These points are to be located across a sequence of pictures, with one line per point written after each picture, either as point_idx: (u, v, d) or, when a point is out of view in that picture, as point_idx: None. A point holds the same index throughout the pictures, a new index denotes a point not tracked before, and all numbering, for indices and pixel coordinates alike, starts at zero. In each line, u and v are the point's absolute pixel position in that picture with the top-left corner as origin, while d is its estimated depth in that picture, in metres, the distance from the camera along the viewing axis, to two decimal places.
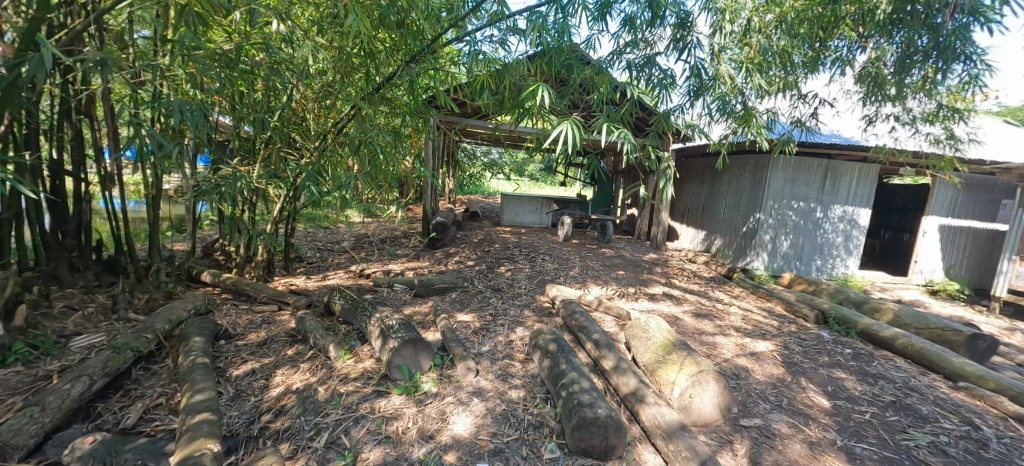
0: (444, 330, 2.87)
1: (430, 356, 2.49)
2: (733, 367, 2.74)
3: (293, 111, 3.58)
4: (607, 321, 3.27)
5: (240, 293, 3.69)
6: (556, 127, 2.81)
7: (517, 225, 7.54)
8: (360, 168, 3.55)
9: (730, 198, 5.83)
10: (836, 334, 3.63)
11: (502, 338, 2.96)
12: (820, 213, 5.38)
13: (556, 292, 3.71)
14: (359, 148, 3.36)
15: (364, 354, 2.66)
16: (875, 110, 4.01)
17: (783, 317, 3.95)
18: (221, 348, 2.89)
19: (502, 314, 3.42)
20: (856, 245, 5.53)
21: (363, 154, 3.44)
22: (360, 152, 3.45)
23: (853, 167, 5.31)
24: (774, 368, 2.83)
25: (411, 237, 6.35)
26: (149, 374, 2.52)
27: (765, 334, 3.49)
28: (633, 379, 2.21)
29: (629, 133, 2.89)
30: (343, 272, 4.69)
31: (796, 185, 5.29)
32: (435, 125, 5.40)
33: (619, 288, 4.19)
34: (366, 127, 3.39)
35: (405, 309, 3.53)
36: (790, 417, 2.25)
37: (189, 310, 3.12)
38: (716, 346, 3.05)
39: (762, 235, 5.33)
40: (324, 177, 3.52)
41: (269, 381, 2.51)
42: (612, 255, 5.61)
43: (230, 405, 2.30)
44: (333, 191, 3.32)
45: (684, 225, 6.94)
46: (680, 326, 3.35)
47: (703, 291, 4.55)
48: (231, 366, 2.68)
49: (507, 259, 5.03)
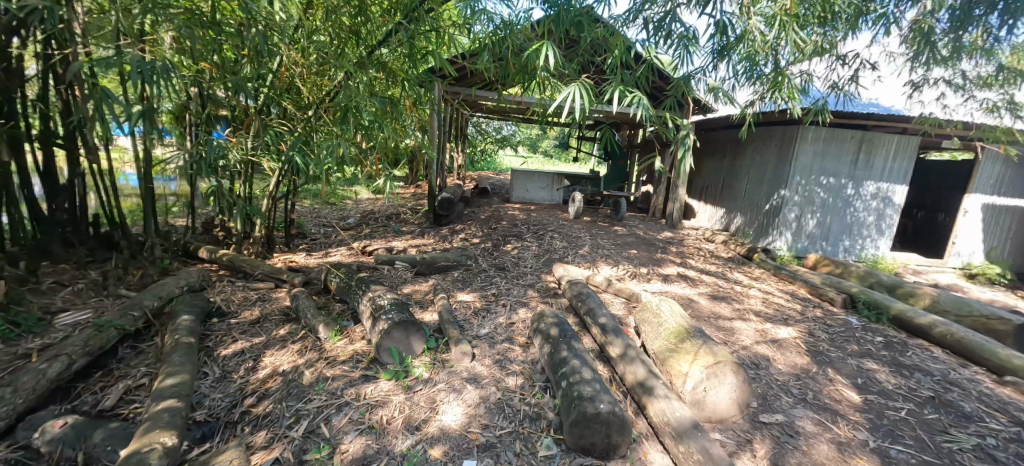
0: (441, 312, 2.71)
1: (422, 339, 2.32)
2: (753, 356, 2.55)
3: (282, 77, 3.35)
4: (615, 303, 3.07)
5: (237, 270, 3.59)
6: (563, 91, 2.55)
7: (527, 202, 7.29)
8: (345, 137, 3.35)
9: (753, 173, 5.46)
10: (865, 321, 3.36)
11: (503, 320, 2.79)
12: (851, 190, 5.00)
13: (562, 272, 3.50)
14: (343, 116, 3.11)
15: (356, 335, 2.52)
16: (922, 75, 3.60)
17: (807, 301, 3.69)
18: (212, 327, 2.79)
19: (505, 295, 3.25)
20: (889, 224, 5.16)
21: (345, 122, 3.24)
22: (341, 120, 3.24)
23: (891, 139, 4.89)
24: (799, 359, 2.61)
25: (417, 214, 6.18)
26: (135, 353, 2.43)
27: (787, 319, 3.24)
28: (641, 369, 2.00)
29: (643, 98, 2.58)
30: (345, 249, 4.56)
31: (826, 159, 4.90)
32: (439, 95, 5.12)
33: (631, 268, 3.96)
34: (351, 90, 3.13)
35: (404, 288, 3.38)
36: (815, 414, 2.06)
37: (182, 287, 3.02)
38: (734, 332, 2.84)
39: (787, 213, 4.99)
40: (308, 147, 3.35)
41: (257, 362, 2.40)
42: (624, 234, 5.36)
43: (214, 388, 2.19)
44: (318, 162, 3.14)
45: (702, 203, 6.60)
46: (696, 310, 3.12)
47: (720, 272, 4.29)
48: (220, 345, 2.57)
49: (515, 236, 4.82)
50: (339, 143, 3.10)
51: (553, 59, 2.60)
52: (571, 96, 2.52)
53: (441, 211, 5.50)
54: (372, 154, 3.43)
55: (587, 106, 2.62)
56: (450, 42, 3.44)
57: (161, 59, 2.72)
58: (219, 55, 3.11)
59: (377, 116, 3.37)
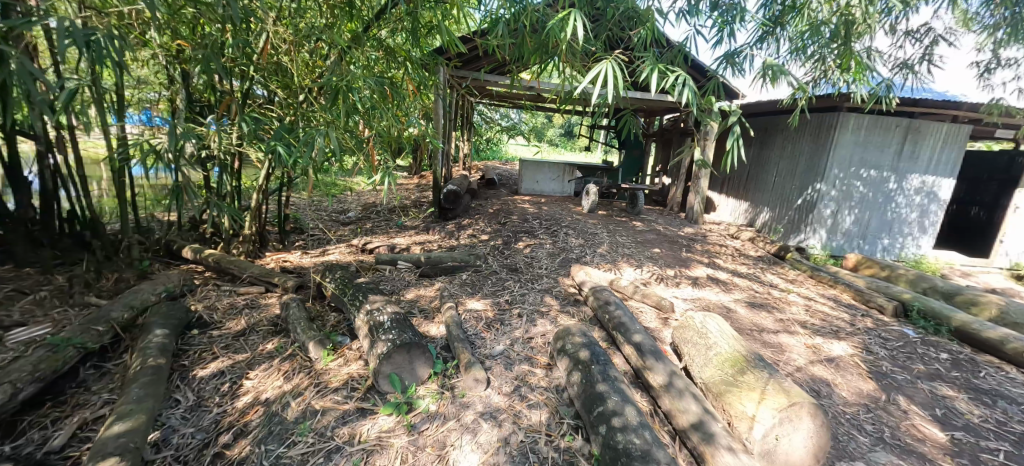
0: (449, 326, 2.37)
1: (428, 363, 1.98)
2: (811, 380, 2.20)
3: (266, 54, 2.97)
4: (645, 312, 2.71)
5: (224, 272, 3.26)
6: (593, 68, 2.13)
7: (536, 194, 6.91)
8: (336, 125, 2.99)
9: (784, 164, 5.04)
10: (922, 333, 3.00)
11: (520, 334, 2.45)
12: (893, 184, 4.61)
13: (583, 277, 3.11)
14: (332, 99, 2.72)
15: (352, 355, 2.18)
16: (991, 53, 3.24)
17: (853, 309, 3.33)
18: (191, 341, 2.47)
19: (520, 302, 2.91)
20: (932, 222, 4.78)
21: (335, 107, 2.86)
22: (331, 104, 2.86)
23: (939, 128, 4.47)
24: (864, 384, 2.26)
25: (421, 207, 5.83)
26: (99, 375, 2.14)
27: (837, 331, 2.88)
28: (695, 407, 1.65)
29: (689, 77, 2.18)
30: (344, 247, 4.23)
31: (867, 150, 4.49)
32: (444, 80, 4.71)
33: (657, 270, 3.59)
34: (342, 69, 2.75)
35: (407, 293, 3.04)
36: (900, 460, 1.73)
37: (159, 294, 2.69)
38: (783, 350, 2.49)
39: (822, 209, 4.59)
40: (294, 134, 2.98)
41: (237, 387, 2.09)
42: (644, 230, 4.97)
43: (186, 420, 1.88)
44: (302, 153, 2.74)
45: (724, 196, 6.20)
46: (735, 322, 2.77)
47: (753, 274, 3.92)
48: (197, 364, 2.26)
49: (526, 232, 4.46)
50: (325, 130, 2.70)
51: (582, 31, 2.21)
52: (604, 72, 2.09)
53: (447, 204, 5.13)
54: (369, 146, 3.04)
55: (622, 87, 2.21)
56: (457, 17, 3.05)
57: (114, 28, 2.34)
58: (195, 27, 2.73)
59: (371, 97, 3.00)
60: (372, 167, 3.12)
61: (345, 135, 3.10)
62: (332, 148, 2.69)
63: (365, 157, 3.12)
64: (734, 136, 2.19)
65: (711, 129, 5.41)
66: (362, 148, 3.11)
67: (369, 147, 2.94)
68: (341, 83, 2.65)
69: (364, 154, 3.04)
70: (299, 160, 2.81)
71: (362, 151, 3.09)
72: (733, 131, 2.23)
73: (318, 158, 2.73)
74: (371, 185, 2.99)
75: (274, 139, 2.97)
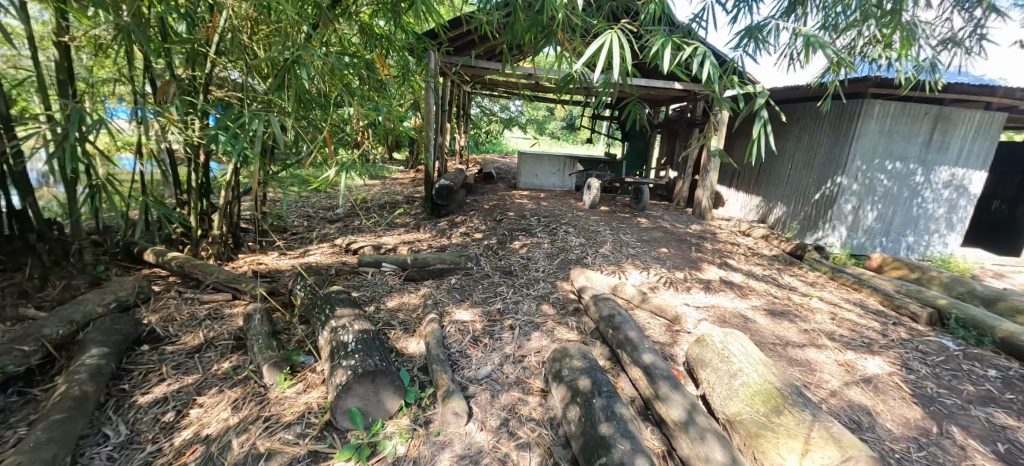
0: (429, 344, 2.08)
1: (397, 393, 1.68)
2: (848, 408, 1.90)
3: (212, 30, 2.56)
4: (653, 324, 2.40)
5: (187, 277, 2.96)
6: (597, 38, 1.78)
7: (535, 189, 6.58)
8: (281, 110, 2.54)
9: (800, 155, 4.68)
10: (963, 345, 2.68)
11: (511, 351, 2.15)
12: (920, 178, 4.27)
13: (584, 283, 2.80)
14: (279, 76, 2.29)
15: (314, 379, 1.88)
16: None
17: (883, 316, 3.01)
18: (137, 359, 2.19)
19: (512, 311, 2.59)
20: (960, 218, 4.46)
21: (284, 90, 2.47)
22: (282, 85, 2.46)
23: (972, 116, 4.12)
24: (909, 412, 1.95)
25: (413, 203, 5.52)
26: (21, 403, 1.85)
27: (870, 344, 2.56)
28: (719, 456, 1.36)
29: (712, 51, 1.86)
30: (327, 247, 3.92)
31: (893, 140, 4.13)
32: (434, 66, 4.37)
33: (665, 273, 3.27)
34: (292, 41, 2.33)
35: (387, 301, 2.73)
36: None
37: (107, 304, 2.40)
38: (813, 368, 2.18)
39: (843, 205, 4.24)
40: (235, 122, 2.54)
41: (180, 418, 1.81)
42: (649, 227, 4.64)
43: (112, 463, 1.60)
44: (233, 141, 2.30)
45: (732, 190, 5.85)
46: (755, 334, 2.45)
47: (769, 276, 3.60)
48: (139, 388, 1.98)
49: (523, 230, 4.14)
50: (266, 115, 2.28)
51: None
52: (611, 42, 1.74)
53: (439, 200, 4.81)
54: (322, 135, 2.57)
55: (630, 61, 1.84)
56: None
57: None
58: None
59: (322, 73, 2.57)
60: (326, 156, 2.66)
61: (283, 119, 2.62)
62: (281, 141, 2.23)
63: (320, 147, 2.66)
64: (763, 122, 1.85)
65: (721, 119, 5.06)
66: (315, 140, 2.62)
67: (323, 135, 2.48)
68: (290, 57, 2.23)
69: (316, 143, 2.56)
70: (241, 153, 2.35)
71: (317, 139, 2.61)
72: (760, 116, 1.89)
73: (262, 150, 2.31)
74: (325, 183, 2.56)
75: (218, 127, 2.57)
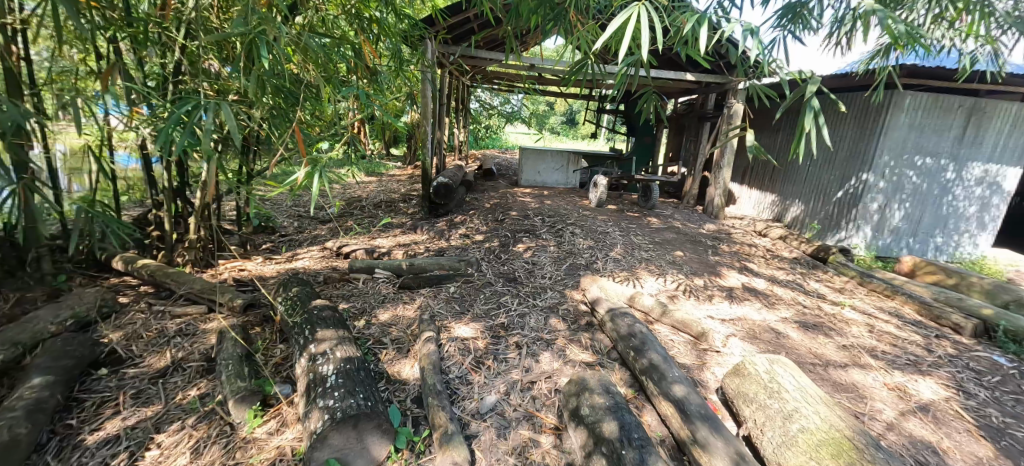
0: (425, 370, 1.81)
1: (387, 441, 1.43)
2: (912, 446, 1.64)
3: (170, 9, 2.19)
4: (677, 343, 2.13)
5: (160, 287, 2.68)
6: (619, 12, 1.47)
7: (538, 186, 6.30)
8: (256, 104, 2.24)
9: (821, 150, 4.39)
10: (1019, 361, 2.42)
11: (518, 377, 1.88)
12: (951, 174, 4.00)
13: (598, 293, 2.52)
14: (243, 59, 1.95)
15: (289, 415, 1.69)
16: None
17: (924, 328, 2.74)
18: (91, 386, 1.92)
19: (518, 325, 2.32)
20: (992, 217, 4.20)
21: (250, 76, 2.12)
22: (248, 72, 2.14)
23: (1009, 107, 3.84)
24: (978, 449, 1.69)
25: (410, 202, 5.23)
26: None
27: (917, 362, 2.30)
28: None
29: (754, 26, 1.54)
30: (316, 251, 3.64)
31: (924, 134, 3.85)
32: (432, 56, 4.07)
33: (683, 280, 3.00)
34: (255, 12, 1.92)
35: (379, 313, 2.46)
36: None
37: (62, 322, 2.12)
38: (863, 395, 1.92)
39: (869, 203, 3.97)
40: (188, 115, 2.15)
41: (132, 463, 1.55)
42: (661, 228, 4.36)
43: None
44: (171, 134, 1.84)
45: (745, 187, 5.56)
46: (791, 352, 2.19)
47: (794, 281, 3.33)
48: (88, 424, 1.71)
49: (527, 232, 3.85)
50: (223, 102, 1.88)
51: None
52: (637, 17, 1.44)
53: (437, 199, 4.52)
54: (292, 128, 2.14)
55: (660, 37, 1.52)
56: None
57: None
58: None
59: (295, 59, 2.23)
60: (297, 157, 2.24)
61: (250, 110, 2.29)
62: (233, 130, 1.70)
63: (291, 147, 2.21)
64: (814, 114, 1.56)
65: (736, 111, 4.76)
66: (283, 137, 2.26)
67: (293, 130, 2.01)
68: (248, 31, 1.79)
69: (284, 140, 2.13)
70: (173, 151, 1.88)
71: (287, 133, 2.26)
72: (811, 106, 1.59)
73: (209, 145, 1.87)
74: (294, 188, 2.09)
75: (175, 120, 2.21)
